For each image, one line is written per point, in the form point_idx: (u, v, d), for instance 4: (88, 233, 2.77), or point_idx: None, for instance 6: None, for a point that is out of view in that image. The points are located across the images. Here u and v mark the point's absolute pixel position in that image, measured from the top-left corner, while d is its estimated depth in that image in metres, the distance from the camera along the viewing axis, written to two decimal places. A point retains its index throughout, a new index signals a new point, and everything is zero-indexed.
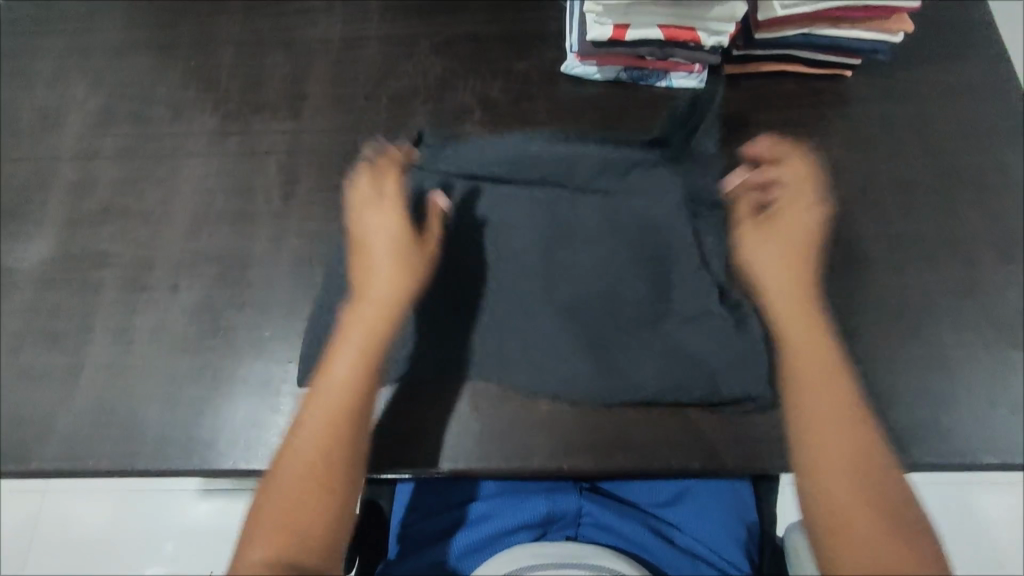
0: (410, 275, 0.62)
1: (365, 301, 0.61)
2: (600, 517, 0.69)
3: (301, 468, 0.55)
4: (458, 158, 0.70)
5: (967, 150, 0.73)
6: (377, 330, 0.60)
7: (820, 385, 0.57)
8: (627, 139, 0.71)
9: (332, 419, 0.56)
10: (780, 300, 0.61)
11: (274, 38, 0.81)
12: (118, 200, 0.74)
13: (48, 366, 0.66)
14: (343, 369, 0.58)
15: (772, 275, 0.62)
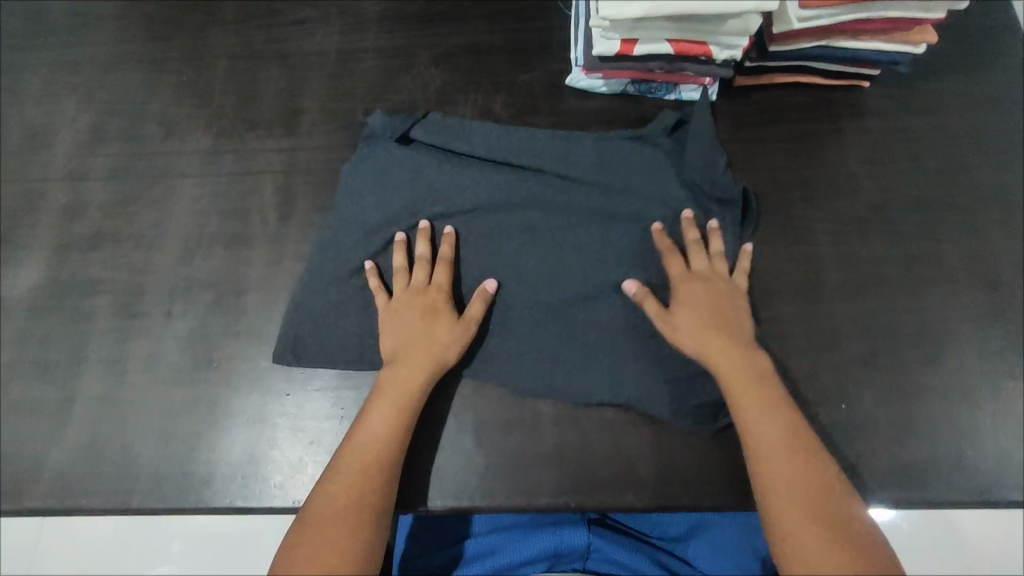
0: (449, 332, 0.60)
1: (404, 350, 0.60)
2: (610, 553, 0.68)
3: (331, 512, 0.52)
4: (458, 176, 0.67)
5: (991, 166, 0.70)
6: (415, 381, 0.58)
7: (751, 419, 0.54)
8: (634, 151, 0.68)
9: (365, 465, 0.54)
10: (701, 342, 0.58)
11: (269, 50, 0.79)
12: (109, 224, 0.72)
13: (40, 399, 0.65)
14: (381, 419, 0.57)
15: (694, 315, 0.59)
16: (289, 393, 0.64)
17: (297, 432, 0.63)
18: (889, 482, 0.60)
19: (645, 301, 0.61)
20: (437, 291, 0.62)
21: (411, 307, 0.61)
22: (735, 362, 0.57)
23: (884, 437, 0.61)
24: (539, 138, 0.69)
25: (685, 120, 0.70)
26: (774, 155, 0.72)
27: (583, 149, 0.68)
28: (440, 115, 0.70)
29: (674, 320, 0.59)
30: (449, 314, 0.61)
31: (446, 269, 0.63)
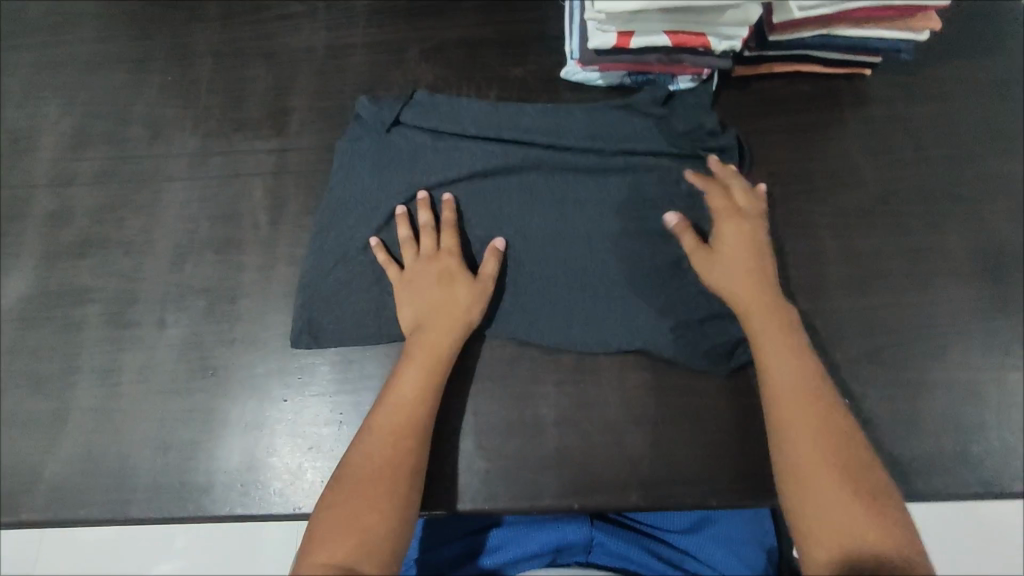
0: (466, 292, 0.60)
1: (429, 314, 0.60)
2: (611, 546, 0.69)
3: (368, 468, 0.52)
4: (452, 158, 0.68)
5: (997, 154, 0.69)
6: (442, 343, 0.59)
7: (783, 370, 0.55)
8: (626, 126, 0.69)
9: (399, 424, 0.55)
10: (734, 291, 0.59)
11: (255, 48, 0.77)
12: (97, 230, 0.70)
13: (34, 411, 0.64)
14: (411, 382, 0.57)
15: (725, 264, 0.60)
16: (286, 399, 0.63)
17: (296, 438, 0.62)
18: (894, 476, 0.60)
19: (684, 234, 0.63)
20: (450, 256, 0.62)
21: (425, 273, 0.61)
22: (766, 313, 0.58)
23: (889, 433, 0.61)
24: (529, 113, 0.70)
25: (675, 93, 0.70)
26: (775, 148, 0.71)
27: (575, 121, 0.69)
28: (427, 95, 0.70)
29: (705, 261, 0.61)
30: (463, 277, 0.61)
31: (451, 233, 0.64)
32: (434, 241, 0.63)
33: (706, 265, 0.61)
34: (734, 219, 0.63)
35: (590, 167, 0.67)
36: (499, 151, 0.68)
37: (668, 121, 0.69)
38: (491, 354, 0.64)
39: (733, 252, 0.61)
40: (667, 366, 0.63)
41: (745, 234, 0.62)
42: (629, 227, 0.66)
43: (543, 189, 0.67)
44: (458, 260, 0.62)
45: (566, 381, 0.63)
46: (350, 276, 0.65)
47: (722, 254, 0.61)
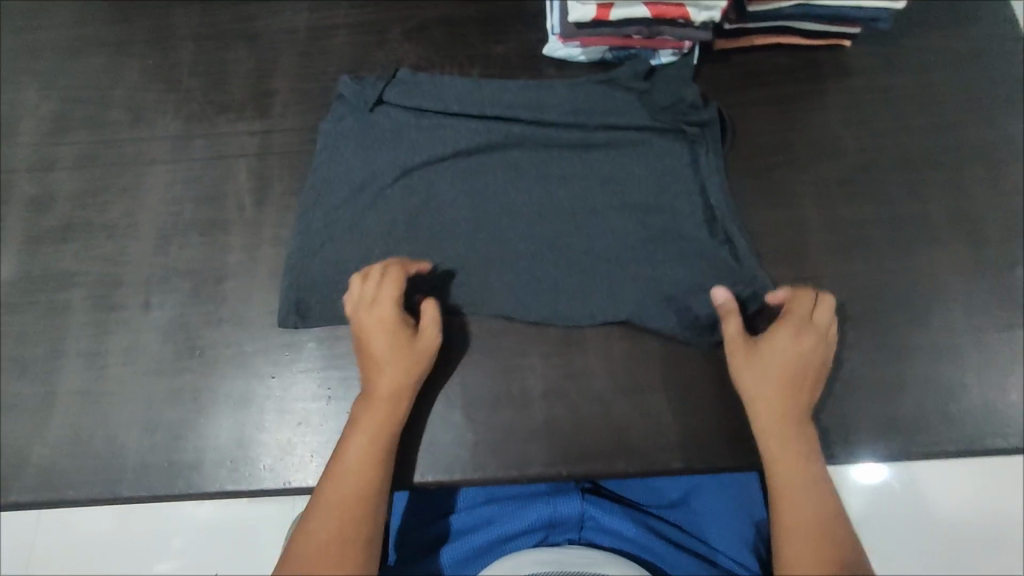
0: (407, 351, 0.58)
1: (374, 370, 0.57)
2: (604, 520, 0.67)
3: (315, 549, 0.49)
4: (436, 136, 0.68)
5: (975, 122, 0.70)
6: (394, 413, 0.56)
7: (793, 489, 0.52)
8: (608, 102, 0.69)
9: (348, 499, 0.52)
10: (772, 403, 0.54)
11: (236, 31, 0.76)
12: (79, 215, 0.70)
13: (19, 396, 0.63)
14: (358, 449, 0.54)
15: (756, 368, 0.56)
16: (274, 376, 0.63)
17: (284, 413, 0.62)
18: (876, 437, 0.61)
19: (728, 318, 0.59)
20: (390, 303, 0.58)
21: (373, 332, 0.58)
22: (784, 425, 0.54)
23: (872, 395, 0.62)
24: (512, 89, 0.70)
25: (656, 68, 0.70)
26: (758, 120, 0.71)
27: (557, 97, 0.70)
28: (409, 73, 0.70)
29: (739, 358, 0.57)
30: (402, 330, 0.58)
31: (395, 275, 0.59)
32: (376, 287, 0.58)
33: (736, 363, 0.57)
34: (793, 326, 0.56)
35: (571, 143, 0.68)
36: (482, 128, 0.68)
37: (649, 96, 0.69)
38: (478, 328, 0.64)
39: (775, 359, 0.55)
40: (653, 336, 0.63)
41: (802, 349, 0.56)
42: (613, 199, 0.66)
43: (527, 165, 0.67)
44: (396, 311, 0.58)
45: (554, 352, 0.63)
46: (335, 254, 0.65)
47: (759, 354, 0.56)
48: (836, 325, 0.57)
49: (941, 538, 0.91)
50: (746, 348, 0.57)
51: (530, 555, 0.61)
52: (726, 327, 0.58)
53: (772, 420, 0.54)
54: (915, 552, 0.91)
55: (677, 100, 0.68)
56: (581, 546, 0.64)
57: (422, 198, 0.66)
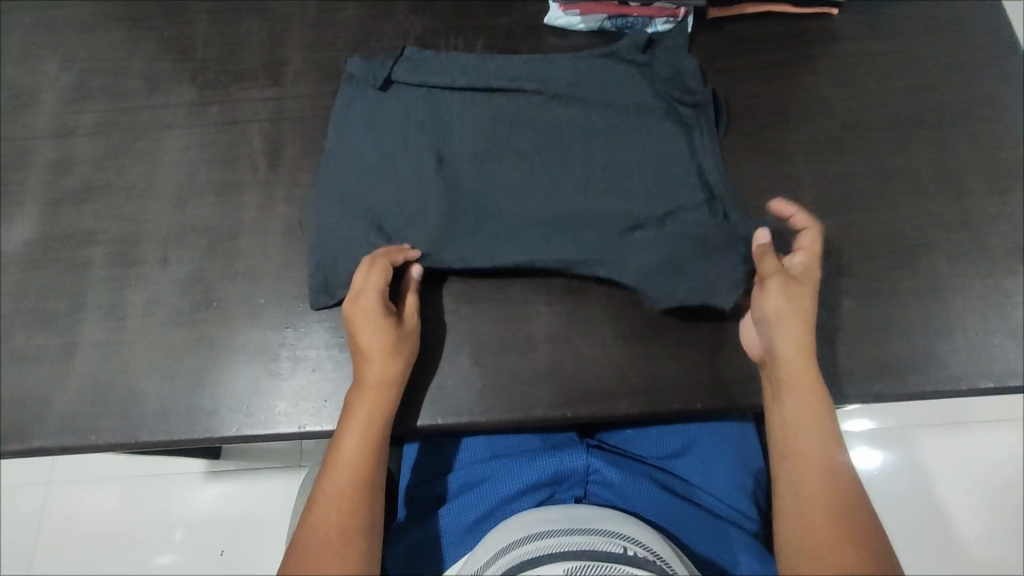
0: (389, 344, 0.59)
1: (361, 362, 0.59)
2: (609, 475, 0.68)
3: (317, 539, 0.54)
4: (443, 111, 0.69)
5: (957, 83, 0.73)
6: (381, 404, 0.58)
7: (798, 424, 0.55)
8: (609, 77, 0.69)
9: (343, 491, 0.55)
10: (803, 344, 0.56)
11: (250, 5, 0.79)
12: (98, 178, 0.72)
13: (42, 347, 0.66)
14: (352, 437, 0.57)
15: (795, 304, 0.57)
16: (289, 326, 0.66)
17: (298, 361, 0.64)
18: (868, 378, 0.63)
19: (766, 257, 0.59)
20: (373, 298, 0.59)
21: (359, 329, 0.60)
22: (802, 365, 0.56)
23: (862, 338, 0.65)
24: (516, 63, 0.71)
25: (657, 42, 0.71)
26: (750, 83, 0.74)
27: (560, 70, 0.70)
28: (417, 52, 0.72)
29: (777, 297, 0.57)
30: (382, 324, 0.59)
31: (377, 271, 0.60)
32: (364, 277, 0.60)
33: (774, 301, 0.57)
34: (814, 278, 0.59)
35: (572, 119, 0.68)
36: (487, 100, 0.69)
37: (650, 73, 0.70)
38: (483, 279, 0.66)
39: (805, 304, 0.57)
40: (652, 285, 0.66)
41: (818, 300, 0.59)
42: (613, 165, 0.66)
43: (526, 133, 0.68)
44: (382, 304, 0.59)
45: (557, 300, 0.66)
46: (342, 218, 0.66)
47: (799, 289, 0.57)
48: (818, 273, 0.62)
49: (917, 492, 1.01)
50: (784, 286, 0.57)
51: (535, 515, 0.63)
52: (764, 265, 0.58)
53: (799, 360, 0.56)
54: (896, 505, 1.01)
55: (679, 81, 0.69)
56: (588, 504, 0.65)
57: (419, 161, 0.66)
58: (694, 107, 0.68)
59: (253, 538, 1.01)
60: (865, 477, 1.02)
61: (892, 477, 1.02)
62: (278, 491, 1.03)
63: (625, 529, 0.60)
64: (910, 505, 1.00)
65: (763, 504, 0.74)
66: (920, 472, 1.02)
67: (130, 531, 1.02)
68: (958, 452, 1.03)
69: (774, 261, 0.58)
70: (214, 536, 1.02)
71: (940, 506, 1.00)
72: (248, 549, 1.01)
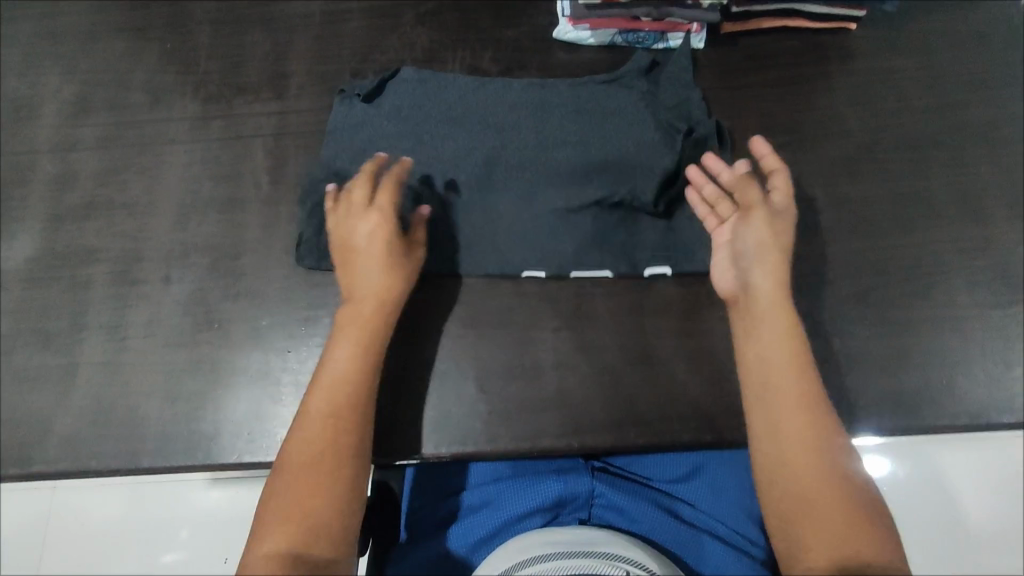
0: (387, 264, 0.59)
1: (357, 282, 0.59)
2: (613, 499, 0.68)
3: (307, 459, 0.53)
4: (441, 138, 0.68)
5: (979, 102, 0.71)
6: (375, 319, 0.59)
7: (783, 370, 0.55)
8: (612, 105, 0.69)
9: (332, 409, 0.55)
10: (775, 268, 0.57)
11: (252, 15, 0.78)
12: (99, 194, 0.71)
13: (43, 366, 0.65)
14: (342, 357, 0.57)
15: (778, 236, 0.58)
16: (291, 351, 0.65)
17: (301, 387, 0.64)
18: (883, 411, 0.62)
19: (748, 187, 0.60)
20: (377, 217, 0.60)
21: (357, 250, 0.60)
22: (776, 303, 0.57)
23: (878, 369, 0.63)
24: (515, 88, 0.70)
25: (660, 64, 0.71)
26: (761, 102, 0.72)
27: (560, 95, 0.70)
28: (414, 73, 0.70)
29: (760, 230, 0.58)
30: (387, 243, 0.60)
31: (383, 191, 0.60)
32: (368, 196, 0.61)
33: (757, 232, 0.58)
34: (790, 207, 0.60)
35: (574, 146, 0.67)
36: (488, 126, 0.68)
37: (653, 101, 0.69)
38: (490, 304, 0.65)
39: (780, 230, 0.58)
40: (659, 310, 0.65)
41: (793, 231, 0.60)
42: (615, 194, 0.64)
43: (522, 163, 0.67)
44: (387, 221, 0.60)
45: (566, 326, 0.64)
46: None
47: (779, 225, 0.59)
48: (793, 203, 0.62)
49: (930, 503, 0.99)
50: (768, 219, 0.59)
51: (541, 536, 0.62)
52: (747, 194, 0.60)
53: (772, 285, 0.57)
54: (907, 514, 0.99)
55: (677, 112, 0.68)
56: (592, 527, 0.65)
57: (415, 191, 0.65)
58: (696, 138, 0.67)
59: None
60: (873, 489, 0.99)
61: (905, 487, 1.00)
62: None
63: (634, 553, 0.59)
64: (920, 515, 0.99)
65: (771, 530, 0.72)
66: (932, 484, 1.00)
67: (136, 534, 1.02)
68: (973, 466, 1.00)
69: (759, 192, 0.60)
70: (220, 535, 1.02)
71: (950, 519, 0.99)
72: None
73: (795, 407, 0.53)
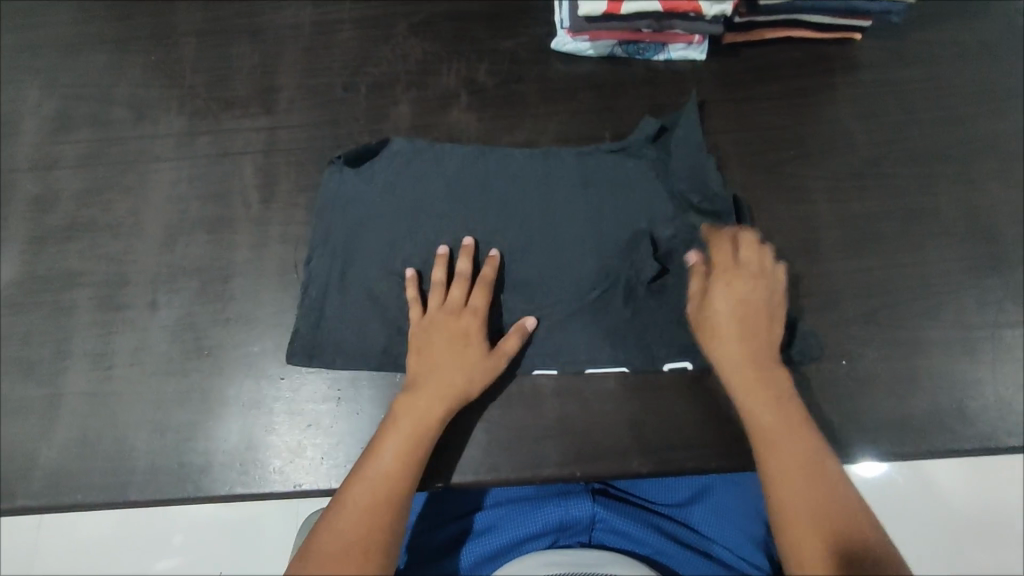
0: (460, 362, 0.59)
1: (425, 372, 0.58)
2: (615, 522, 0.65)
3: (340, 548, 0.51)
4: (439, 165, 0.67)
5: (987, 115, 0.70)
6: (436, 413, 0.57)
7: (773, 424, 0.55)
8: (617, 167, 0.67)
9: (376, 499, 0.53)
10: (730, 349, 0.58)
11: (240, 25, 0.75)
12: (83, 214, 0.69)
13: (27, 396, 0.63)
14: (393, 450, 0.55)
15: (720, 329, 0.58)
16: (283, 377, 0.63)
17: (294, 415, 0.62)
18: (893, 435, 0.60)
19: (693, 278, 0.62)
20: (472, 318, 0.60)
21: (433, 340, 0.60)
22: (746, 378, 0.57)
23: (887, 392, 0.61)
24: (518, 157, 0.68)
25: (669, 127, 0.68)
26: (766, 114, 0.70)
27: (565, 166, 0.67)
28: (410, 143, 0.68)
29: (706, 334, 0.59)
30: (477, 346, 0.60)
31: (485, 292, 0.61)
32: (462, 297, 0.61)
33: (708, 334, 0.59)
34: (740, 271, 0.60)
35: (569, 166, 0.67)
36: (492, 189, 0.66)
37: (661, 163, 0.67)
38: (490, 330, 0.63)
39: (726, 309, 0.59)
40: (663, 332, 0.62)
41: (753, 296, 0.59)
42: (616, 213, 0.66)
43: (525, 172, 0.67)
44: (482, 323, 0.61)
45: (567, 352, 0.62)
46: (342, 274, 0.64)
47: (719, 310, 0.59)
48: (765, 255, 0.61)
49: (936, 521, 0.94)
50: (709, 312, 0.59)
51: (543, 558, 0.60)
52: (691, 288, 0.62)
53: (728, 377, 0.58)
54: (914, 534, 0.94)
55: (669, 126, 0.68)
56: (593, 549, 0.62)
57: (409, 222, 0.65)
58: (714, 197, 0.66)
59: (253, 547, 0.98)
60: (879, 507, 0.95)
61: (912, 504, 0.95)
62: (277, 504, 0.99)
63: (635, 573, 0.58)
64: (929, 535, 0.94)
65: (774, 554, 0.70)
66: (937, 501, 0.95)
67: (127, 543, 0.99)
68: (978, 490, 0.95)
69: (699, 284, 0.61)
70: (218, 540, 0.99)
71: (954, 548, 0.94)
72: (251, 558, 0.98)
73: (779, 469, 0.53)
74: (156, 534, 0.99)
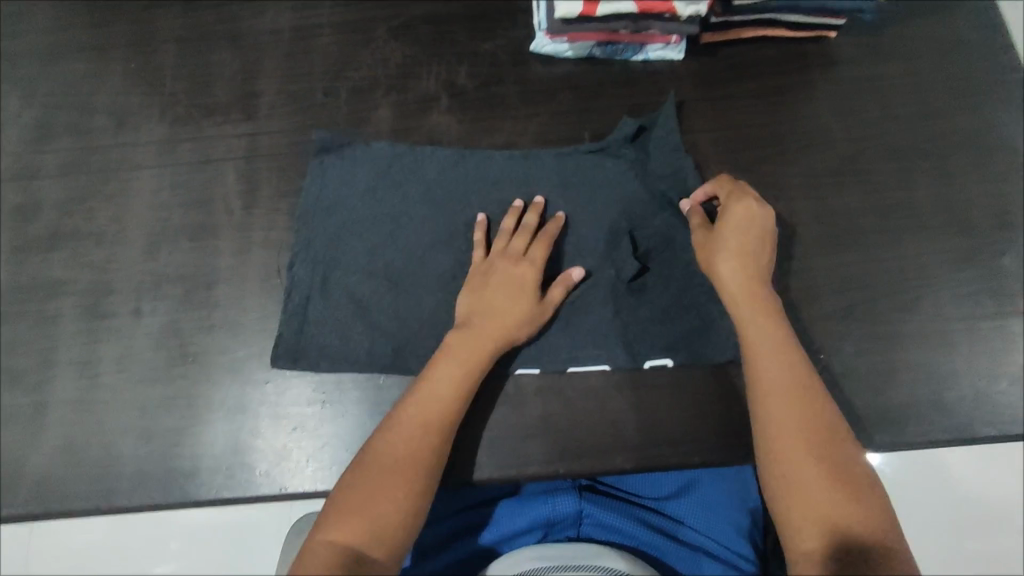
0: (515, 300, 0.60)
1: (475, 309, 0.60)
2: (601, 518, 0.66)
3: (386, 467, 0.52)
4: (418, 172, 0.68)
5: (961, 111, 0.71)
6: (484, 349, 0.58)
7: (772, 346, 0.55)
8: (596, 170, 0.68)
9: (423, 425, 0.54)
10: (737, 269, 0.59)
11: (220, 32, 0.75)
12: (65, 223, 0.69)
13: (13, 406, 0.63)
14: (444, 380, 0.56)
15: (726, 254, 0.59)
16: (268, 382, 0.63)
17: (279, 419, 0.62)
18: (871, 427, 0.61)
19: (693, 215, 0.63)
20: (531, 265, 0.61)
21: (490, 279, 0.61)
22: (750, 300, 0.58)
23: (865, 385, 0.63)
24: (498, 160, 0.68)
25: (646, 127, 0.69)
26: (744, 113, 0.71)
27: (546, 168, 0.68)
28: (390, 147, 0.68)
29: (713, 259, 0.60)
30: (532, 294, 0.60)
31: (546, 243, 0.63)
32: (524, 246, 0.62)
33: (716, 261, 0.60)
34: (749, 202, 0.61)
35: (549, 168, 0.68)
36: (472, 192, 0.67)
37: (639, 165, 0.68)
38: None
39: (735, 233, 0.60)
40: (644, 330, 0.63)
41: (759, 226, 0.60)
42: (596, 213, 0.66)
43: (505, 175, 0.68)
44: (538, 273, 0.61)
45: (548, 351, 0.63)
46: (325, 279, 0.64)
47: (725, 237, 0.60)
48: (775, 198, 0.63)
49: (922, 510, 0.96)
50: (714, 240, 0.60)
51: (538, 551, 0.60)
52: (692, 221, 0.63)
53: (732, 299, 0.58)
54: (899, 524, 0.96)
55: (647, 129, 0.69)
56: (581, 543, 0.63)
57: (391, 226, 0.66)
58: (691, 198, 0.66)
59: (250, 550, 0.99)
60: None
61: (898, 495, 0.96)
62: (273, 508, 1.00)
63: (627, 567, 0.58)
64: (914, 525, 0.96)
65: (761, 546, 0.71)
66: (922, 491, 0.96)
67: (122, 550, 0.99)
68: (962, 480, 0.96)
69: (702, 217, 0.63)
70: (214, 543, 0.99)
71: (939, 536, 0.95)
72: (248, 560, 0.98)
73: (779, 392, 0.53)
74: (152, 540, 0.99)
